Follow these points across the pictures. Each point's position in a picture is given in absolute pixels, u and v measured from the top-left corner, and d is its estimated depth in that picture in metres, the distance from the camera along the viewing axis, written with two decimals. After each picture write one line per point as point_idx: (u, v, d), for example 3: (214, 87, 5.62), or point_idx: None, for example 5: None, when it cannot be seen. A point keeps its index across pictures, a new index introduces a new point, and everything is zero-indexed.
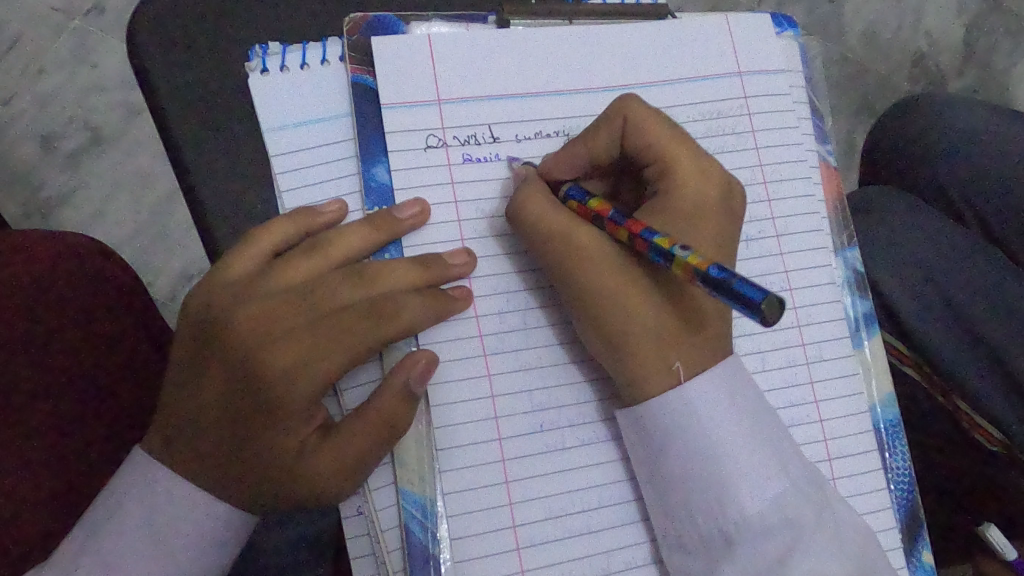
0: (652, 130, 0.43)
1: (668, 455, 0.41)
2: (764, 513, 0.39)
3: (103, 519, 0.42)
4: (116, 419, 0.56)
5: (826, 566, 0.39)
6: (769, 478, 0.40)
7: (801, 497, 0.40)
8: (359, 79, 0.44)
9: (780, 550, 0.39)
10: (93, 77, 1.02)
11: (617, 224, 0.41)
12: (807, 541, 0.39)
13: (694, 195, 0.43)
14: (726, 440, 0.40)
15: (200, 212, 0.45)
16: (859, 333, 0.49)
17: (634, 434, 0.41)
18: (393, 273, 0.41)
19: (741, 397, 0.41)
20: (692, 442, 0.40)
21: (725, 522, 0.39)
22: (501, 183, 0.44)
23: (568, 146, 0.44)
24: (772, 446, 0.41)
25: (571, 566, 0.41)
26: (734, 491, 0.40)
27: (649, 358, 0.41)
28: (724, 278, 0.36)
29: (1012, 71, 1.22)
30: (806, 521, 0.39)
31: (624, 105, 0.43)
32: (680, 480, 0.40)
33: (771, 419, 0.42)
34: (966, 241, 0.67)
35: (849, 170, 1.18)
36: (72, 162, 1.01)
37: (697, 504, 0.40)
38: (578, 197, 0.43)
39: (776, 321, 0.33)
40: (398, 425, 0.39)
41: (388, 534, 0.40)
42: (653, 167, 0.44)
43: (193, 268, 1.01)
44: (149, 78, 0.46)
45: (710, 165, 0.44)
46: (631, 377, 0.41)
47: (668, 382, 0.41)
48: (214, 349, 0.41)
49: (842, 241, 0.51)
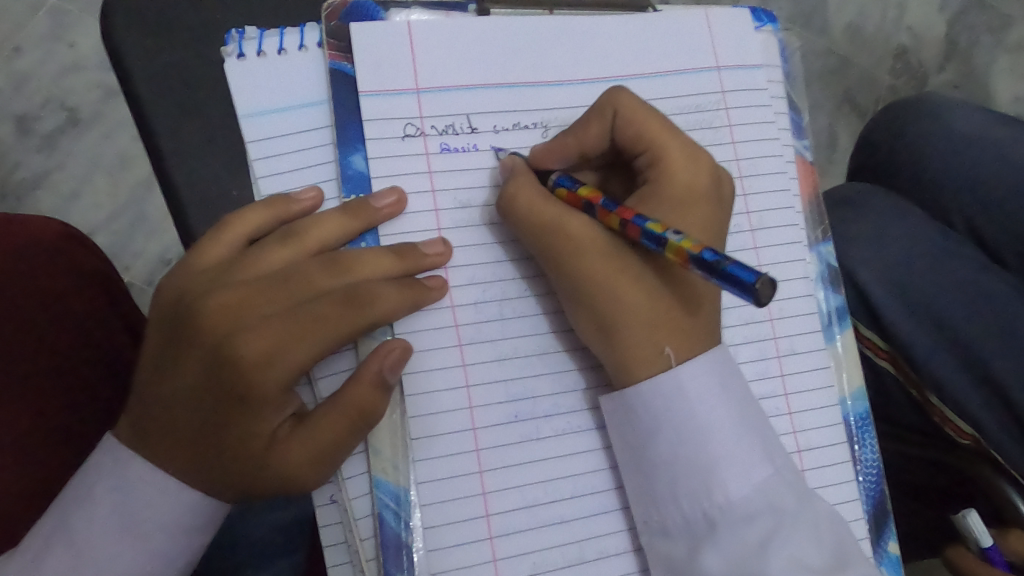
0: (643, 123, 0.43)
1: (657, 440, 0.41)
2: (749, 497, 0.40)
3: (74, 507, 0.42)
4: (88, 405, 0.56)
5: (806, 551, 0.39)
6: (755, 464, 0.41)
7: (784, 484, 0.41)
8: (337, 66, 0.43)
9: (763, 533, 0.39)
10: (70, 57, 1.01)
11: (609, 211, 0.41)
12: (788, 527, 0.39)
13: (685, 184, 0.43)
14: (714, 426, 0.41)
15: (175, 198, 0.44)
16: (831, 327, 0.50)
17: (622, 419, 0.42)
18: (370, 261, 0.41)
19: (729, 385, 0.42)
20: (680, 426, 0.41)
21: (710, 505, 0.40)
22: (485, 173, 0.44)
23: (559, 137, 0.44)
24: (757, 435, 0.42)
25: (543, 555, 0.41)
26: (721, 475, 0.40)
27: (642, 343, 0.41)
28: (717, 261, 0.36)
29: (993, 67, 1.23)
30: (788, 509, 0.40)
31: (614, 98, 0.44)
32: (666, 466, 0.41)
33: (754, 407, 0.43)
34: (941, 236, 0.68)
35: (830, 163, 1.19)
36: (49, 143, 1.00)
37: (682, 488, 0.41)
38: (567, 184, 0.43)
39: (769, 301, 0.34)
40: (371, 413, 0.39)
41: (360, 523, 0.40)
42: (643, 157, 0.44)
43: (172, 251, 1.00)
44: (124, 61, 0.45)
45: (699, 153, 0.44)
46: (621, 364, 0.41)
47: (659, 366, 0.41)
48: (188, 334, 0.41)
49: (817, 236, 0.51)
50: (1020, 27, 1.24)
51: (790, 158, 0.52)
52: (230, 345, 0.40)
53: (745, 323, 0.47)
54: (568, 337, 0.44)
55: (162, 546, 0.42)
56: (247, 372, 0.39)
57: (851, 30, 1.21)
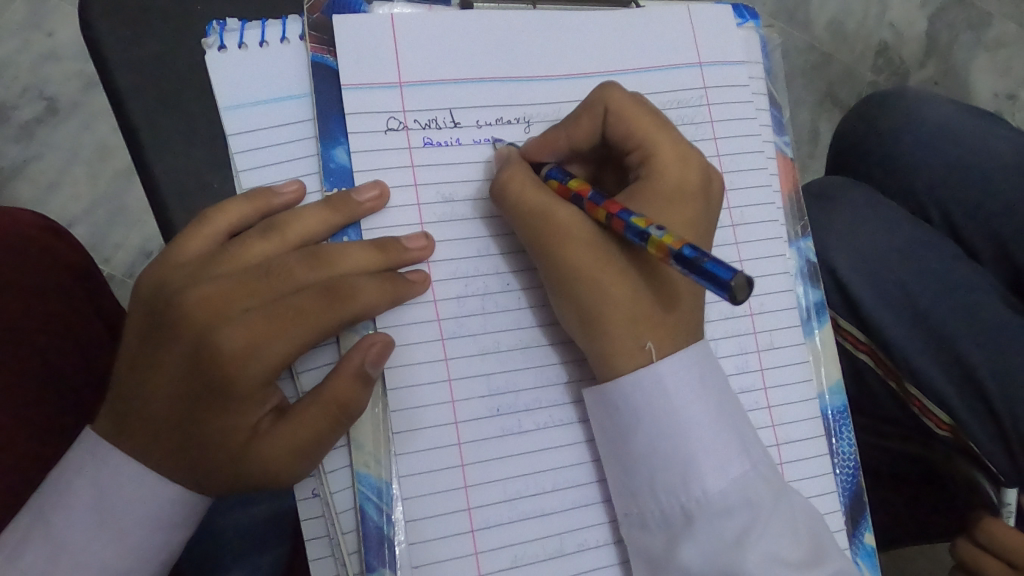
0: (633, 120, 0.44)
1: (635, 433, 0.41)
2: (726, 492, 0.40)
3: (51, 501, 0.42)
4: (65, 400, 0.55)
5: (781, 546, 0.40)
6: (732, 459, 0.41)
7: (761, 479, 0.41)
8: (319, 59, 0.43)
9: (739, 528, 0.40)
10: (47, 46, 0.99)
11: (596, 204, 0.42)
12: (764, 521, 0.40)
13: (676, 183, 0.44)
14: (693, 421, 0.41)
15: (155, 191, 0.44)
16: (810, 322, 0.50)
17: (602, 411, 0.42)
18: (349, 256, 0.41)
19: (707, 379, 0.42)
20: (659, 420, 0.41)
21: (687, 499, 0.40)
22: (482, 166, 0.45)
23: (551, 131, 0.45)
24: (733, 431, 0.42)
25: (524, 548, 0.41)
26: (698, 469, 0.41)
27: (623, 335, 0.41)
28: (695, 257, 0.37)
29: (971, 64, 1.24)
30: (765, 504, 0.40)
31: (605, 94, 0.44)
32: (645, 459, 0.41)
33: (731, 401, 0.43)
34: (920, 232, 0.68)
35: (812, 158, 1.20)
36: (26, 133, 0.99)
37: (661, 482, 0.41)
38: (558, 176, 0.44)
39: (745, 300, 0.35)
40: (350, 408, 0.39)
41: (342, 516, 0.40)
42: (634, 153, 0.45)
43: (152, 244, 0.99)
44: (103, 52, 0.45)
45: (691, 152, 0.44)
46: (602, 356, 0.42)
47: (639, 361, 0.41)
48: (169, 326, 0.41)
49: (796, 231, 0.52)
50: (998, 25, 1.25)
51: (771, 154, 0.52)
52: (213, 336, 0.39)
53: (726, 318, 0.47)
54: (551, 331, 0.44)
55: (142, 540, 0.42)
56: (228, 363, 0.39)
57: (833, 26, 1.22)
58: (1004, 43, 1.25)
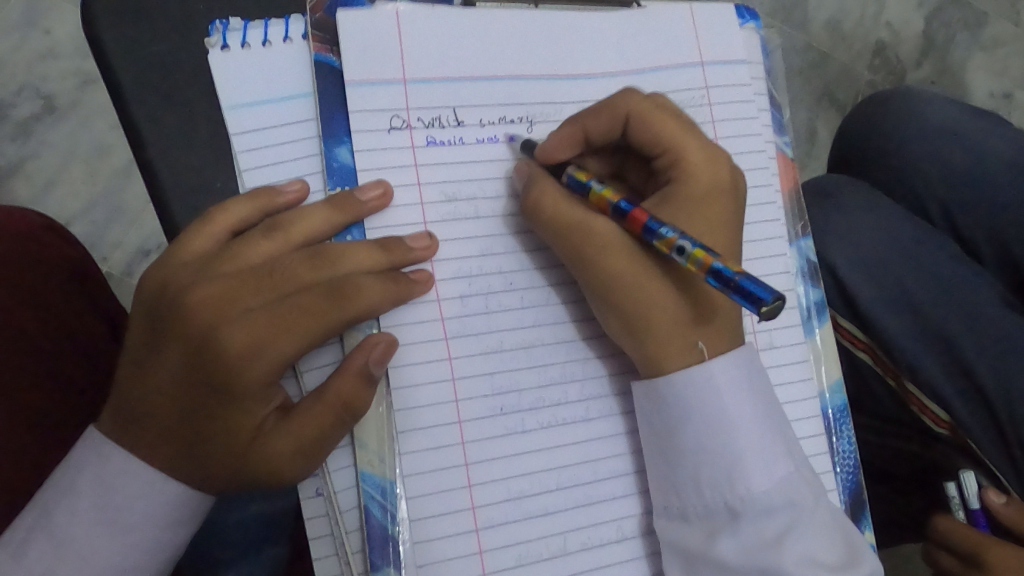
0: (658, 121, 0.44)
1: (683, 428, 0.42)
2: (770, 492, 0.40)
3: (53, 500, 0.42)
4: (69, 398, 0.55)
5: (818, 548, 0.40)
6: (778, 460, 0.41)
7: (802, 482, 0.41)
8: (322, 58, 0.43)
9: (780, 528, 0.40)
10: (44, 44, 0.99)
11: (621, 219, 0.42)
12: (805, 521, 0.40)
13: (707, 184, 0.45)
14: (741, 420, 0.42)
15: (159, 190, 0.44)
16: (811, 322, 0.51)
17: (650, 405, 0.42)
18: (352, 256, 0.41)
19: (754, 380, 0.43)
20: (708, 415, 0.42)
21: (732, 496, 0.41)
22: (502, 165, 0.45)
23: (566, 128, 0.44)
24: (779, 432, 0.43)
25: (529, 547, 0.41)
26: (744, 468, 0.41)
27: (672, 336, 0.42)
28: (724, 282, 0.38)
29: (968, 63, 1.25)
30: (806, 505, 0.41)
31: (628, 98, 0.44)
32: (690, 454, 0.42)
33: (774, 403, 0.43)
34: (919, 231, 0.69)
35: (809, 157, 1.20)
36: (23, 132, 0.98)
37: (706, 478, 0.41)
38: (577, 185, 0.44)
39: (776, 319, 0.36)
40: (354, 407, 0.39)
41: (347, 515, 0.40)
42: (658, 155, 0.45)
43: (151, 242, 0.99)
44: (104, 50, 0.45)
45: (716, 153, 0.45)
46: (649, 356, 0.42)
47: (689, 359, 0.42)
48: (170, 330, 0.41)
49: (797, 231, 0.52)
50: (994, 25, 1.26)
51: (772, 154, 0.52)
52: (217, 336, 0.40)
53: None
54: (556, 330, 0.44)
55: (146, 539, 0.42)
56: (232, 362, 0.39)
57: (830, 25, 1.22)
58: (1000, 42, 1.25)
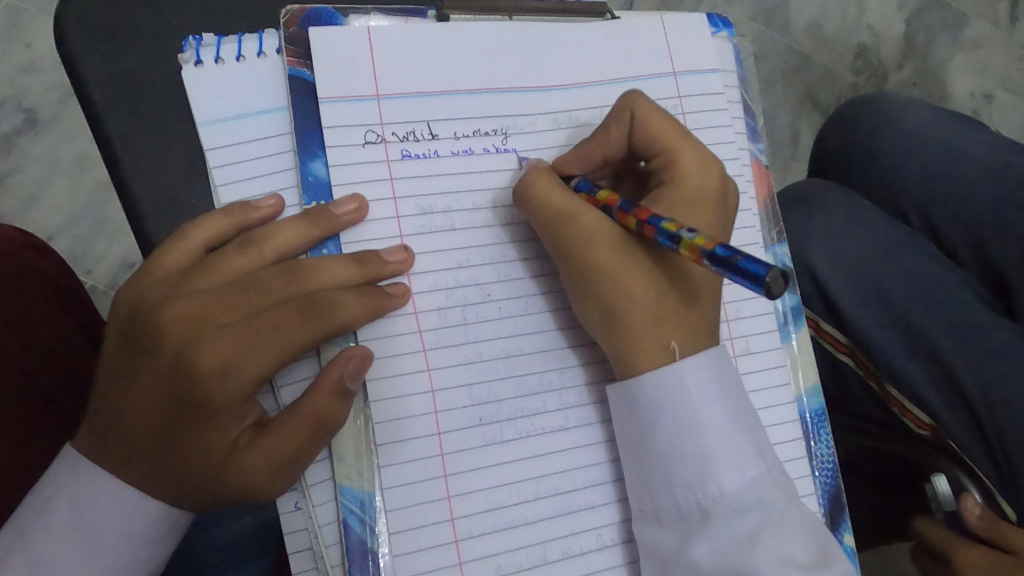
0: (658, 127, 0.45)
1: (655, 430, 0.42)
2: (740, 492, 0.41)
3: (30, 519, 0.42)
4: (49, 412, 0.56)
5: (792, 548, 0.41)
6: (747, 461, 0.42)
7: (773, 483, 0.42)
8: (296, 71, 0.43)
9: (752, 527, 0.40)
10: (25, 57, 0.99)
11: (626, 213, 0.43)
12: (777, 522, 0.41)
13: (698, 188, 0.45)
14: (711, 420, 0.42)
15: (132, 206, 0.44)
16: (787, 327, 0.51)
17: (623, 408, 0.43)
18: (328, 270, 0.41)
19: (725, 382, 0.43)
20: (681, 418, 0.42)
21: (703, 498, 0.41)
22: (501, 175, 0.46)
23: (580, 144, 0.46)
24: (750, 434, 0.43)
25: (507, 557, 0.41)
26: (715, 468, 0.41)
27: (647, 335, 0.42)
28: (728, 256, 0.37)
29: (949, 64, 1.26)
30: (778, 504, 0.41)
31: (631, 102, 0.45)
32: (663, 455, 0.42)
33: (747, 407, 0.44)
34: (896, 233, 0.69)
35: (793, 160, 1.21)
36: (5, 145, 0.98)
37: (677, 480, 0.41)
38: (587, 189, 0.45)
39: (780, 293, 0.35)
40: (328, 422, 0.39)
41: (325, 529, 0.40)
42: (657, 160, 0.46)
43: (134, 255, 0.99)
44: (78, 67, 0.45)
45: (711, 159, 0.46)
46: (623, 354, 0.43)
47: (662, 360, 0.43)
48: (147, 342, 0.41)
49: (772, 237, 0.53)
50: (974, 26, 1.27)
51: (746, 162, 0.53)
52: (192, 351, 0.40)
53: None
54: (537, 339, 0.44)
55: (122, 557, 0.42)
56: (206, 379, 0.39)
57: (812, 29, 1.23)
58: (980, 43, 1.27)
